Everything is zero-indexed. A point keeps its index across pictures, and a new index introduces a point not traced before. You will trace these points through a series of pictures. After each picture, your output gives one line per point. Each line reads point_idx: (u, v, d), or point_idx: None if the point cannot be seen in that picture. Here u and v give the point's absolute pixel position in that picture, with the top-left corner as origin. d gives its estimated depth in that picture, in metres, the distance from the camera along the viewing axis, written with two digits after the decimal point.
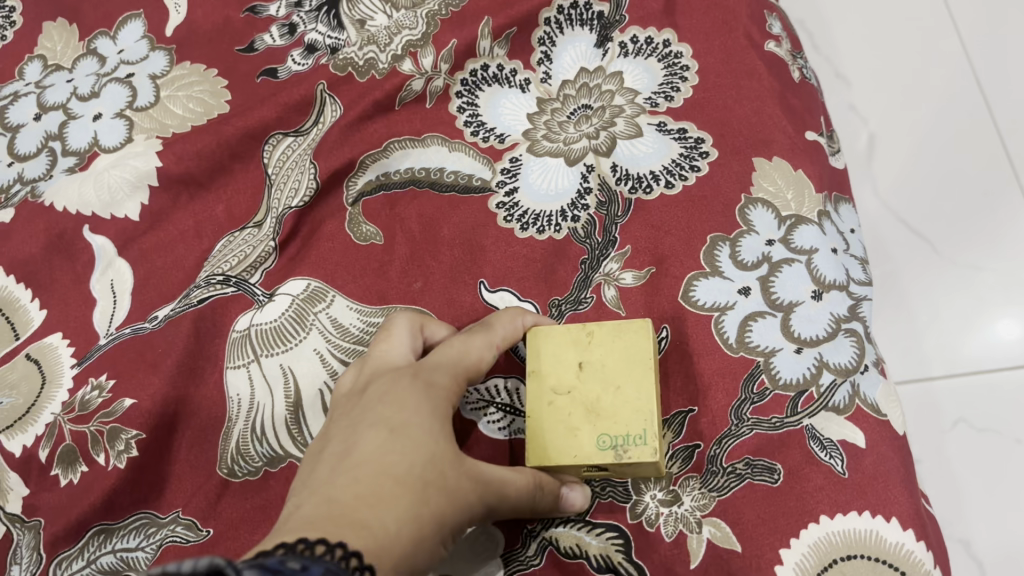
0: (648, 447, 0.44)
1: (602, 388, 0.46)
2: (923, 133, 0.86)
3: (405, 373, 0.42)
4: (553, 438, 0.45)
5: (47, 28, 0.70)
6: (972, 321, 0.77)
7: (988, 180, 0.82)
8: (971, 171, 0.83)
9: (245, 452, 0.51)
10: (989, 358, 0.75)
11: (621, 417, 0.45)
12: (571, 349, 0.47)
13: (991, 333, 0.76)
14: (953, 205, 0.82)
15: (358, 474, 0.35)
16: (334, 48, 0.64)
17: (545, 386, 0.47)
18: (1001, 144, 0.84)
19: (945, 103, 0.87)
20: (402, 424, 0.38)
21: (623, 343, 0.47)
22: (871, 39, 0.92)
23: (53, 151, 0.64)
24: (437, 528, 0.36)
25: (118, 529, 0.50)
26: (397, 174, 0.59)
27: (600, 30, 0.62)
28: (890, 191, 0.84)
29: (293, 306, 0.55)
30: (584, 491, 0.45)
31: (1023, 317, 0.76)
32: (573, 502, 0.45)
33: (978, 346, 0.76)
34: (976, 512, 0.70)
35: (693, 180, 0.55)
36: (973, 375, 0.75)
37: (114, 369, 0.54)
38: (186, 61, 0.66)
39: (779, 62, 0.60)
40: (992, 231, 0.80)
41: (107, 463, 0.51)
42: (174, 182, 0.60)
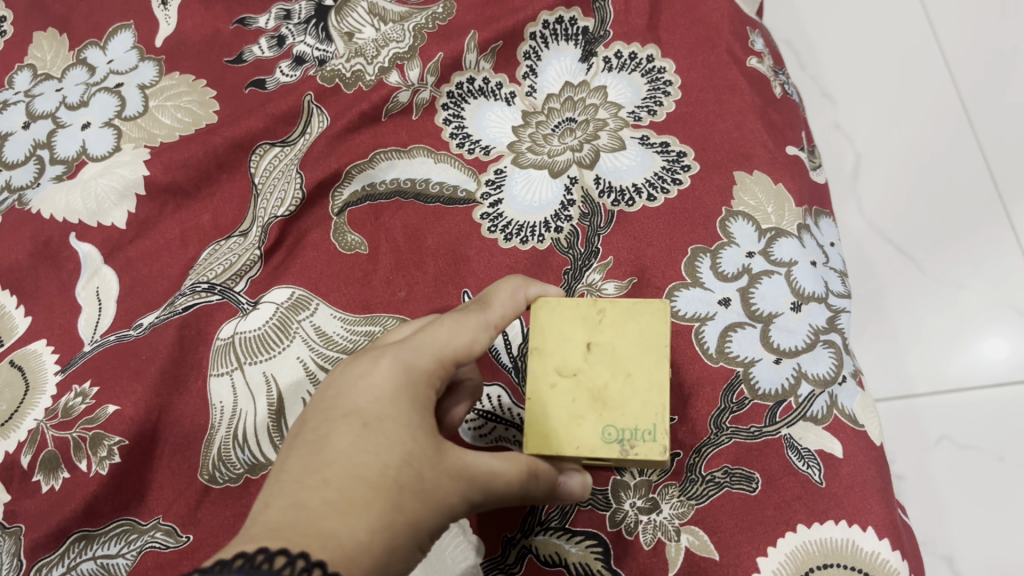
0: (656, 444, 0.43)
1: (610, 374, 0.45)
2: (907, 152, 0.87)
3: (384, 352, 0.40)
4: (558, 425, 0.44)
5: (38, 37, 0.70)
6: (956, 339, 0.78)
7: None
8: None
9: (226, 459, 0.51)
10: (972, 376, 0.76)
11: (629, 407, 0.44)
12: (579, 329, 0.46)
13: (976, 351, 0.77)
14: (937, 224, 0.83)
15: (328, 474, 0.35)
16: (322, 60, 0.65)
17: (549, 366, 0.46)
18: (984, 164, 0.85)
19: (928, 122, 0.88)
20: (376, 418, 0.37)
21: (635, 327, 0.46)
22: (856, 59, 0.94)
23: (41, 159, 0.64)
24: (409, 532, 0.35)
25: (99, 536, 0.50)
26: (383, 184, 0.60)
27: (584, 45, 0.62)
28: (875, 209, 0.85)
29: (277, 314, 0.55)
30: (584, 476, 0.45)
31: (1005, 336, 0.77)
32: (572, 490, 0.44)
33: (962, 364, 0.76)
34: (960, 529, 0.70)
35: (675, 193, 0.55)
36: (956, 392, 0.75)
37: (97, 376, 0.54)
38: (175, 71, 0.67)
39: (761, 78, 0.61)
40: (975, 248, 0.81)
41: (89, 469, 0.51)
42: (161, 192, 0.60)
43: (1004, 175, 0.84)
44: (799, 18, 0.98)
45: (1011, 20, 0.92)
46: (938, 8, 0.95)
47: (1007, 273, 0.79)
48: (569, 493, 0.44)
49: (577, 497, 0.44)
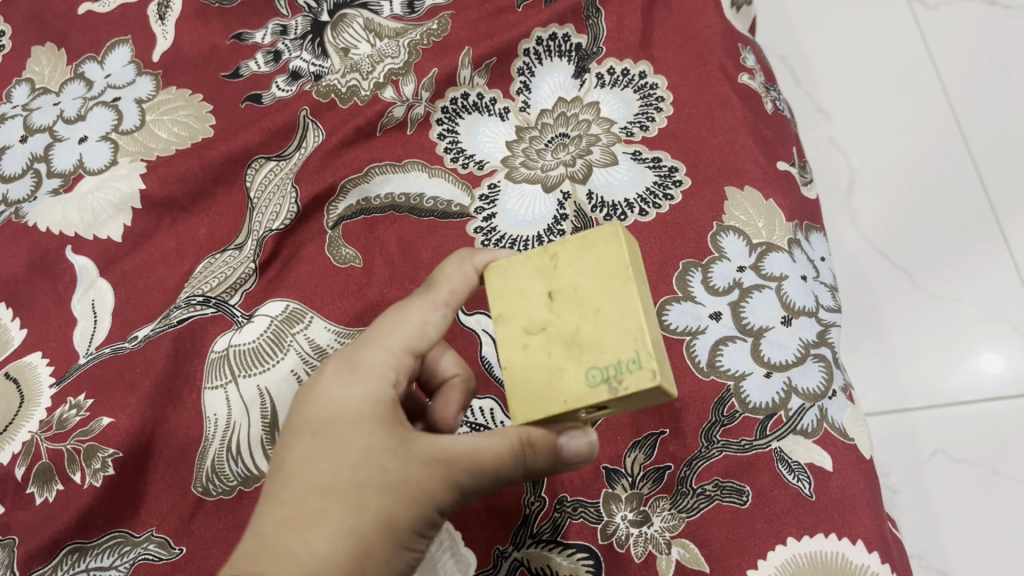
0: (644, 371, 0.37)
1: (579, 315, 0.40)
2: (901, 168, 0.87)
3: (336, 358, 0.41)
4: (539, 385, 0.39)
5: (36, 52, 0.71)
6: (951, 353, 0.78)
7: (966, 214, 0.84)
8: (951, 205, 0.84)
9: (220, 471, 0.51)
10: (967, 390, 0.76)
11: (606, 343, 0.38)
12: (535, 280, 0.41)
13: (973, 366, 0.77)
14: (931, 239, 0.83)
15: (286, 493, 0.37)
16: (318, 75, 0.66)
17: (514, 328, 0.41)
18: (977, 179, 0.85)
19: (920, 137, 0.89)
20: (326, 425, 0.38)
21: (592, 259, 0.40)
22: (850, 76, 0.95)
23: (38, 172, 0.65)
24: (381, 529, 0.36)
25: (92, 548, 0.50)
26: (377, 199, 0.60)
27: (578, 61, 0.63)
28: (869, 224, 0.85)
29: (271, 327, 0.55)
30: (586, 433, 0.41)
31: (1000, 350, 0.77)
32: (573, 451, 0.40)
33: (956, 379, 0.77)
34: (956, 542, 0.71)
35: (668, 208, 0.56)
36: (950, 407, 0.76)
37: (92, 389, 0.54)
38: (172, 85, 0.67)
39: (752, 94, 0.61)
40: (970, 263, 0.81)
41: (83, 481, 0.51)
42: (157, 205, 0.61)
43: (997, 190, 0.84)
44: (793, 35, 0.99)
45: (1003, 37, 0.93)
46: (930, 25, 0.96)
47: (1000, 287, 0.80)
48: (571, 453, 0.40)
49: (583, 458, 0.41)
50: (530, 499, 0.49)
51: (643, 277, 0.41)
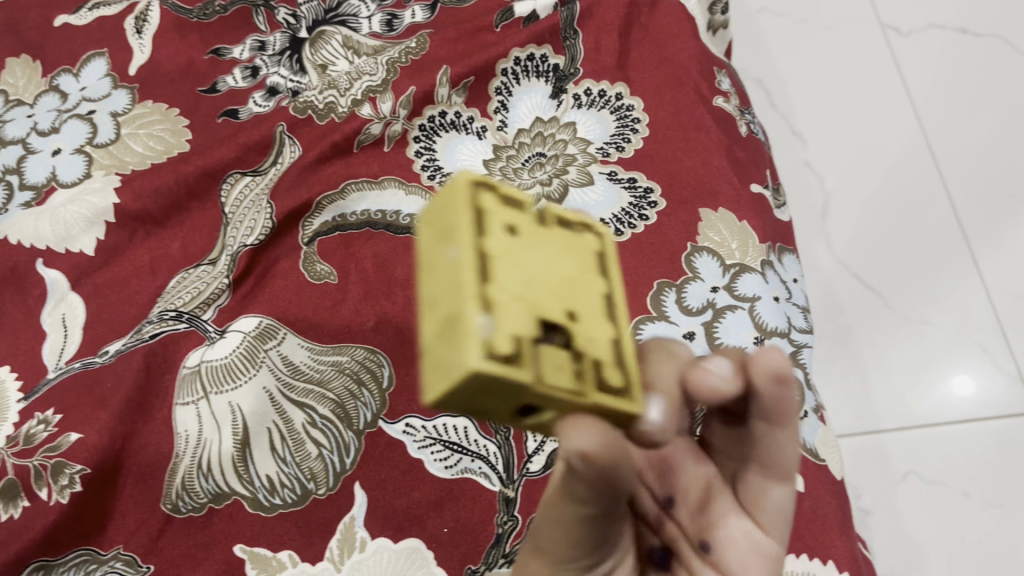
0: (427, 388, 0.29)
1: None
2: (875, 190, 0.89)
3: None
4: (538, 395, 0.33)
5: (10, 63, 0.70)
6: (924, 374, 0.79)
7: (938, 235, 0.85)
8: (924, 228, 0.86)
9: (190, 488, 0.51)
10: (941, 411, 0.77)
11: None
12: None
13: (946, 388, 0.78)
14: (903, 263, 0.84)
15: None
16: (295, 91, 0.66)
17: None
18: (947, 201, 0.87)
19: (895, 160, 0.90)
20: None
21: None
22: (826, 99, 0.96)
23: (9, 185, 0.64)
24: None
25: (58, 566, 0.49)
26: (353, 215, 0.60)
27: (555, 82, 0.63)
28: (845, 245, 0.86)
29: (244, 343, 0.55)
30: (572, 432, 0.29)
31: (972, 371, 0.79)
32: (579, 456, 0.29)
33: (926, 400, 0.77)
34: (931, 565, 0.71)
35: (642, 229, 0.56)
36: (924, 428, 0.76)
37: (60, 404, 0.53)
38: (148, 99, 0.67)
39: (726, 117, 0.62)
40: (941, 283, 0.83)
41: (49, 498, 0.50)
42: (130, 219, 0.60)
43: (967, 214, 0.86)
44: (770, 58, 1.00)
45: (970, 66, 0.96)
46: (904, 53, 0.98)
47: (970, 305, 0.81)
48: (585, 465, 0.30)
49: (610, 458, 0.30)
50: (502, 518, 0.49)
51: (458, 218, 0.30)
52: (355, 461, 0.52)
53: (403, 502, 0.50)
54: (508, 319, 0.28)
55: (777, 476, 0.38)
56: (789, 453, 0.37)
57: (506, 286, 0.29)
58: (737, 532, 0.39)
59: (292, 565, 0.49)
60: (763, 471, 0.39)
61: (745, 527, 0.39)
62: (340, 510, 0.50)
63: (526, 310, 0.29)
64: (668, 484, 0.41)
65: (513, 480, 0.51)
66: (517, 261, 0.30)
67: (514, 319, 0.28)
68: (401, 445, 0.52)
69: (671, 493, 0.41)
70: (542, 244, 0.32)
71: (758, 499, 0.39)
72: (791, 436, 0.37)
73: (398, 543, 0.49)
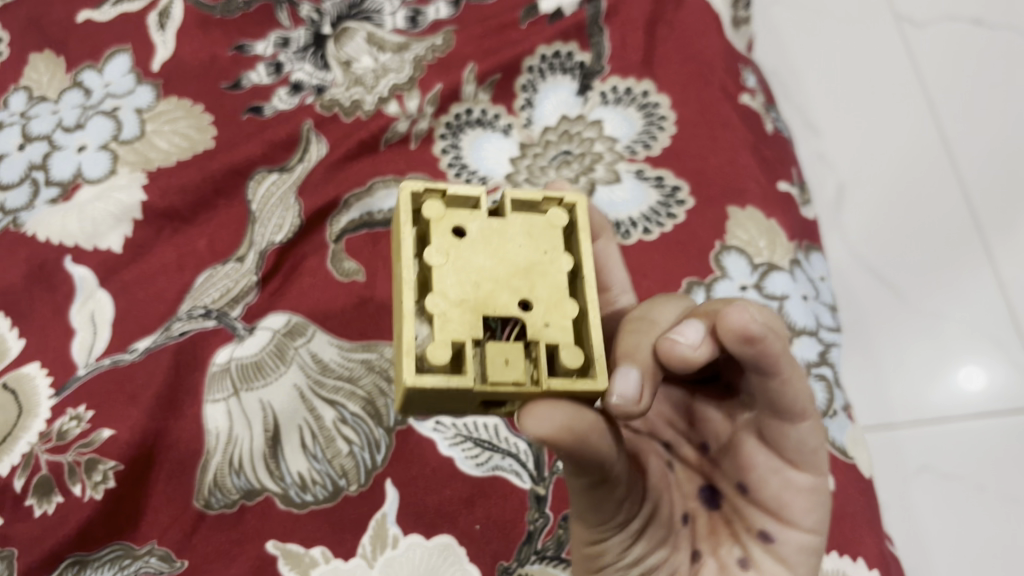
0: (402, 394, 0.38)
1: None
2: (889, 181, 0.82)
3: None
4: None
5: (34, 58, 0.69)
6: (936, 368, 0.73)
7: (951, 227, 0.79)
8: (938, 220, 0.79)
9: (221, 484, 0.52)
10: (952, 406, 0.71)
11: None
12: None
13: (956, 383, 0.72)
14: (917, 257, 0.78)
15: None
16: (320, 87, 0.66)
17: None
18: (959, 195, 0.81)
19: (909, 150, 0.84)
20: None
21: None
22: (842, 90, 0.88)
23: (35, 181, 0.63)
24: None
25: (93, 561, 0.50)
26: (380, 213, 0.60)
27: (581, 78, 0.63)
28: (859, 237, 0.79)
29: (273, 340, 0.56)
30: (529, 417, 0.35)
31: (984, 365, 0.73)
32: (546, 433, 0.35)
33: (935, 396, 0.71)
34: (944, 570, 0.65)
35: (671, 228, 0.57)
36: (935, 423, 0.70)
37: (92, 400, 0.54)
38: (173, 95, 0.66)
39: (752, 116, 0.62)
40: (957, 275, 0.77)
41: (83, 494, 0.51)
42: (158, 216, 0.61)
43: (982, 206, 0.80)
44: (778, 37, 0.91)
45: None
46: (918, 45, 0.91)
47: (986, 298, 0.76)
48: (554, 438, 0.35)
49: (572, 436, 0.35)
50: (534, 515, 0.50)
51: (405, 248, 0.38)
52: (386, 458, 0.52)
53: (435, 499, 0.51)
54: (448, 327, 0.36)
55: (792, 419, 0.38)
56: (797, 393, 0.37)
57: (448, 296, 0.37)
58: (768, 470, 0.40)
59: (325, 561, 0.49)
60: (779, 415, 0.38)
61: (778, 464, 0.40)
62: (372, 507, 0.51)
63: (469, 312, 0.36)
64: (701, 429, 0.42)
65: (544, 478, 0.51)
66: (459, 273, 0.37)
67: (455, 326, 0.36)
68: (431, 443, 0.52)
69: (704, 437, 0.42)
70: (489, 243, 0.38)
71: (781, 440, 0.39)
72: (792, 378, 0.37)
73: (430, 540, 0.50)
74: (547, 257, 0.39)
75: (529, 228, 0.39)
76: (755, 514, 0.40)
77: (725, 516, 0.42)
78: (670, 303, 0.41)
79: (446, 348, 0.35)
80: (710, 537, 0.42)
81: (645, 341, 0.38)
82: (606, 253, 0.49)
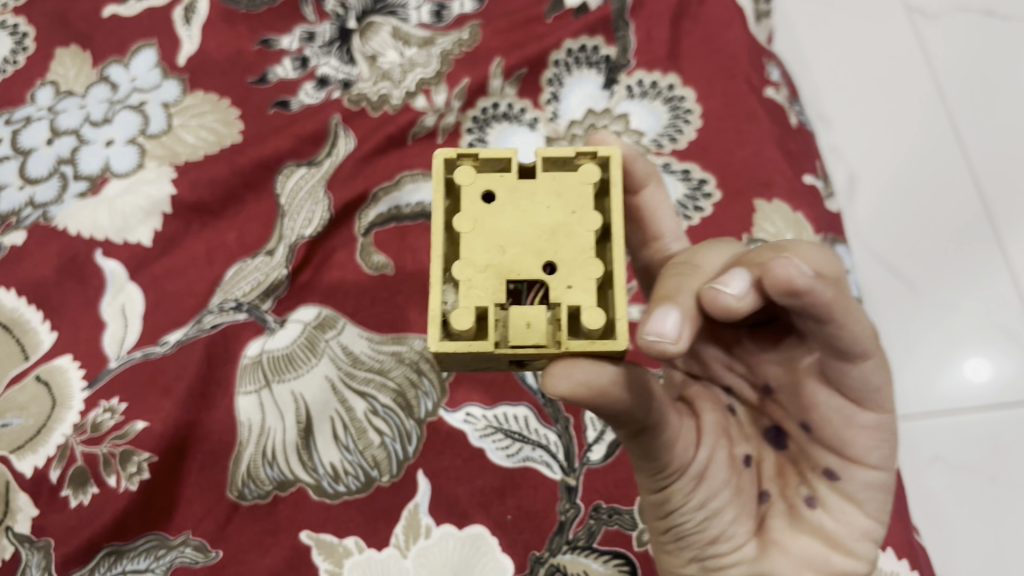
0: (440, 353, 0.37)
1: None
2: (903, 165, 0.73)
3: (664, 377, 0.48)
4: None
5: (60, 53, 0.69)
6: (942, 358, 0.65)
7: (961, 216, 0.70)
8: (947, 209, 0.70)
9: (255, 475, 0.52)
10: (960, 397, 0.64)
11: None
12: None
13: (959, 373, 0.65)
14: (930, 246, 0.69)
15: None
16: (346, 82, 0.66)
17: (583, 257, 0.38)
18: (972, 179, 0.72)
19: (926, 131, 0.74)
20: None
21: None
22: (845, 73, 0.78)
23: (64, 175, 0.63)
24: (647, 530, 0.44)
25: (128, 551, 0.51)
26: (408, 207, 0.61)
27: (607, 72, 0.64)
28: (870, 228, 0.70)
29: (304, 333, 0.56)
30: (551, 379, 0.34)
31: (995, 357, 0.65)
32: (569, 392, 0.34)
33: (941, 384, 0.64)
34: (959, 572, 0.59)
35: (697, 221, 0.58)
36: (944, 414, 0.63)
37: (125, 392, 0.54)
38: (199, 89, 0.66)
39: (777, 110, 0.62)
40: (967, 265, 0.68)
41: (118, 485, 0.52)
42: (188, 210, 0.61)
43: (994, 192, 0.71)
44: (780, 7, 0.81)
45: None
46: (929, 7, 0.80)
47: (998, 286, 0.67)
48: (572, 395, 0.35)
49: (589, 393, 0.35)
50: (564, 506, 0.50)
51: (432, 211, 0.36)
52: (417, 449, 0.53)
53: (466, 489, 0.51)
54: (472, 292, 0.34)
55: (853, 360, 0.36)
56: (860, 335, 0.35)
57: (474, 262, 0.35)
58: (831, 410, 0.39)
59: (358, 551, 0.50)
60: (838, 357, 0.36)
61: (843, 405, 0.38)
62: (404, 498, 0.51)
63: (493, 277, 0.35)
64: (761, 372, 0.42)
65: (574, 469, 0.51)
66: (484, 236, 0.35)
67: (480, 291, 0.34)
68: (461, 434, 0.53)
69: (767, 380, 0.42)
70: (518, 205, 0.36)
71: (843, 381, 0.37)
72: (856, 319, 0.34)
73: (462, 530, 0.50)
74: (576, 217, 0.36)
75: (560, 185, 0.36)
76: (821, 454, 0.40)
77: (792, 456, 0.42)
78: (725, 245, 0.40)
79: (470, 314, 0.34)
80: (780, 472, 0.42)
81: (689, 284, 0.37)
82: (655, 201, 0.48)
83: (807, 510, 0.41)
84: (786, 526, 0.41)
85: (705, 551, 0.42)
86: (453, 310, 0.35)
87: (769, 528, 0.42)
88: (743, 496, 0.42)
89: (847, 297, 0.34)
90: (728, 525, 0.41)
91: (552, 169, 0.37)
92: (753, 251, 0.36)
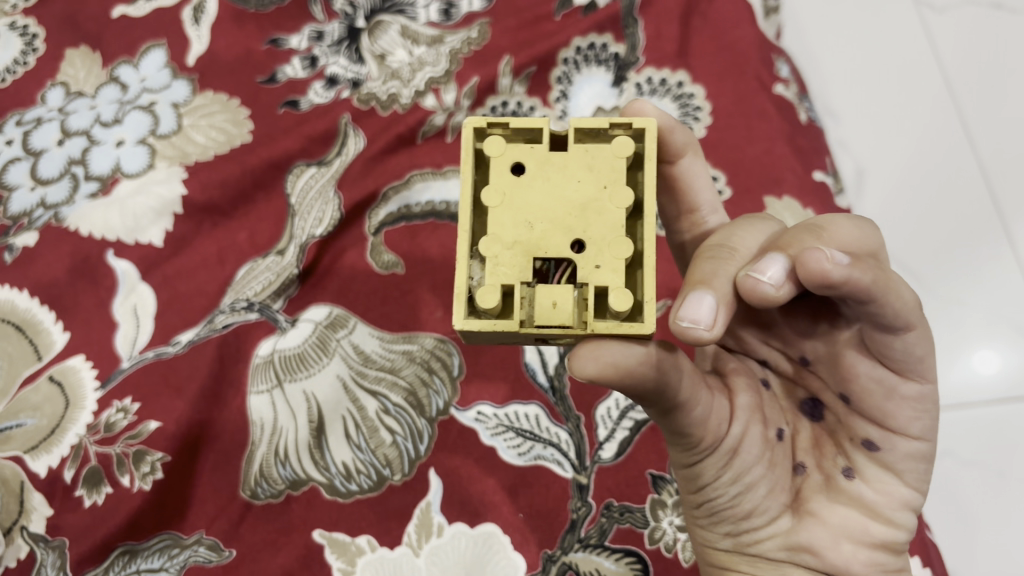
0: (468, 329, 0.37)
1: None
2: (912, 156, 0.70)
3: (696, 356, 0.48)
4: None
5: (70, 55, 0.69)
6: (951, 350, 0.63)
7: (969, 209, 0.68)
8: (955, 202, 0.68)
9: (268, 475, 0.53)
10: (971, 390, 0.62)
11: None
12: None
13: (969, 366, 0.63)
14: (937, 236, 0.67)
15: None
16: (355, 81, 0.66)
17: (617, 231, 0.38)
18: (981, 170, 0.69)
19: (936, 121, 0.72)
20: None
21: None
22: (852, 65, 0.75)
23: (75, 176, 0.64)
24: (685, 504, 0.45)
25: (142, 550, 0.51)
26: (418, 206, 0.61)
27: (616, 70, 0.64)
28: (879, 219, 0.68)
29: (315, 332, 0.57)
30: (580, 362, 0.35)
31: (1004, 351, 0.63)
32: (599, 372, 0.35)
33: (948, 375, 0.62)
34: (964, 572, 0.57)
35: None
36: (954, 407, 0.61)
37: (139, 392, 0.55)
38: (208, 89, 0.66)
39: (787, 106, 0.62)
40: (974, 259, 0.66)
41: (132, 485, 0.52)
42: (198, 210, 0.61)
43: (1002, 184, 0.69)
44: None
45: None
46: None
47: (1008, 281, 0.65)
48: (602, 375, 0.35)
49: (618, 373, 0.35)
50: (576, 504, 0.51)
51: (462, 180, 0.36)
52: (429, 448, 0.53)
53: (478, 488, 0.52)
54: (498, 269, 0.34)
55: (894, 332, 0.36)
56: (903, 312, 0.35)
57: (502, 238, 0.35)
58: (871, 380, 0.39)
59: (371, 549, 0.50)
60: (879, 328, 0.36)
61: (883, 374, 0.38)
62: (415, 496, 0.52)
63: (520, 254, 0.35)
64: (796, 346, 0.42)
65: (586, 467, 0.51)
66: (515, 208, 0.35)
67: (505, 269, 0.34)
68: (473, 433, 0.53)
69: (803, 352, 0.42)
70: (548, 178, 0.36)
71: (884, 352, 0.38)
72: (898, 297, 0.35)
73: (475, 529, 0.50)
74: (608, 191, 0.35)
75: (592, 159, 0.36)
76: (860, 424, 0.40)
77: (829, 427, 0.42)
78: (758, 225, 0.40)
79: (495, 290, 0.34)
80: (818, 442, 0.43)
81: (725, 270, 0.37)
82: (691, 169, 0.47)
83: (844, 481, 0.41)
84: (823, 497, 0.42)
85: (740, 525, 0.42)
86: (479, 286, 0.35)
87: (805, 500, 0.42)
88: (778, 469, 0.42)
89: (885, 276, 0.34)
90: (761, 499, 0.41)
91: (585, 141, 0.37)
92: (787, 237, 0.36)
